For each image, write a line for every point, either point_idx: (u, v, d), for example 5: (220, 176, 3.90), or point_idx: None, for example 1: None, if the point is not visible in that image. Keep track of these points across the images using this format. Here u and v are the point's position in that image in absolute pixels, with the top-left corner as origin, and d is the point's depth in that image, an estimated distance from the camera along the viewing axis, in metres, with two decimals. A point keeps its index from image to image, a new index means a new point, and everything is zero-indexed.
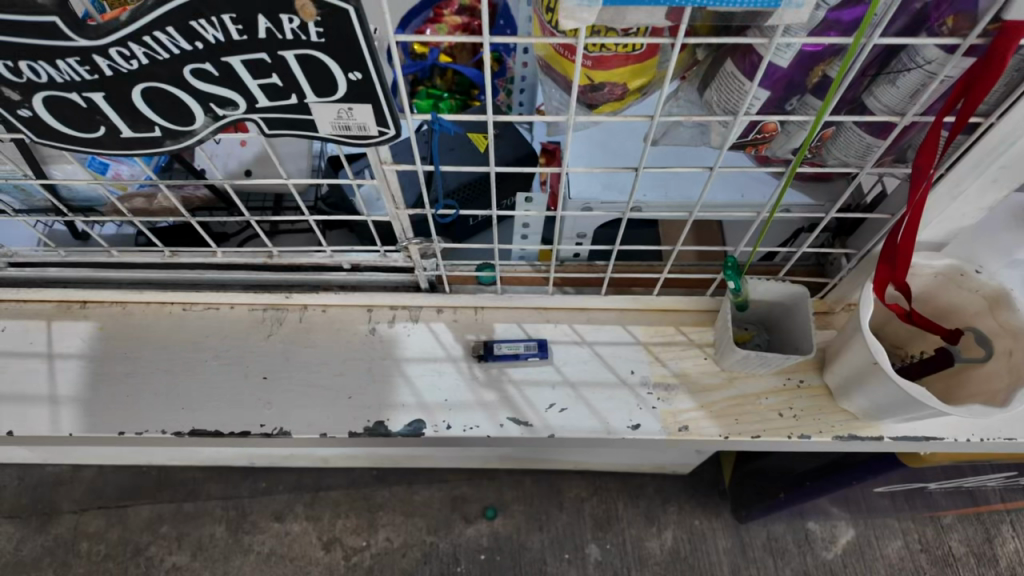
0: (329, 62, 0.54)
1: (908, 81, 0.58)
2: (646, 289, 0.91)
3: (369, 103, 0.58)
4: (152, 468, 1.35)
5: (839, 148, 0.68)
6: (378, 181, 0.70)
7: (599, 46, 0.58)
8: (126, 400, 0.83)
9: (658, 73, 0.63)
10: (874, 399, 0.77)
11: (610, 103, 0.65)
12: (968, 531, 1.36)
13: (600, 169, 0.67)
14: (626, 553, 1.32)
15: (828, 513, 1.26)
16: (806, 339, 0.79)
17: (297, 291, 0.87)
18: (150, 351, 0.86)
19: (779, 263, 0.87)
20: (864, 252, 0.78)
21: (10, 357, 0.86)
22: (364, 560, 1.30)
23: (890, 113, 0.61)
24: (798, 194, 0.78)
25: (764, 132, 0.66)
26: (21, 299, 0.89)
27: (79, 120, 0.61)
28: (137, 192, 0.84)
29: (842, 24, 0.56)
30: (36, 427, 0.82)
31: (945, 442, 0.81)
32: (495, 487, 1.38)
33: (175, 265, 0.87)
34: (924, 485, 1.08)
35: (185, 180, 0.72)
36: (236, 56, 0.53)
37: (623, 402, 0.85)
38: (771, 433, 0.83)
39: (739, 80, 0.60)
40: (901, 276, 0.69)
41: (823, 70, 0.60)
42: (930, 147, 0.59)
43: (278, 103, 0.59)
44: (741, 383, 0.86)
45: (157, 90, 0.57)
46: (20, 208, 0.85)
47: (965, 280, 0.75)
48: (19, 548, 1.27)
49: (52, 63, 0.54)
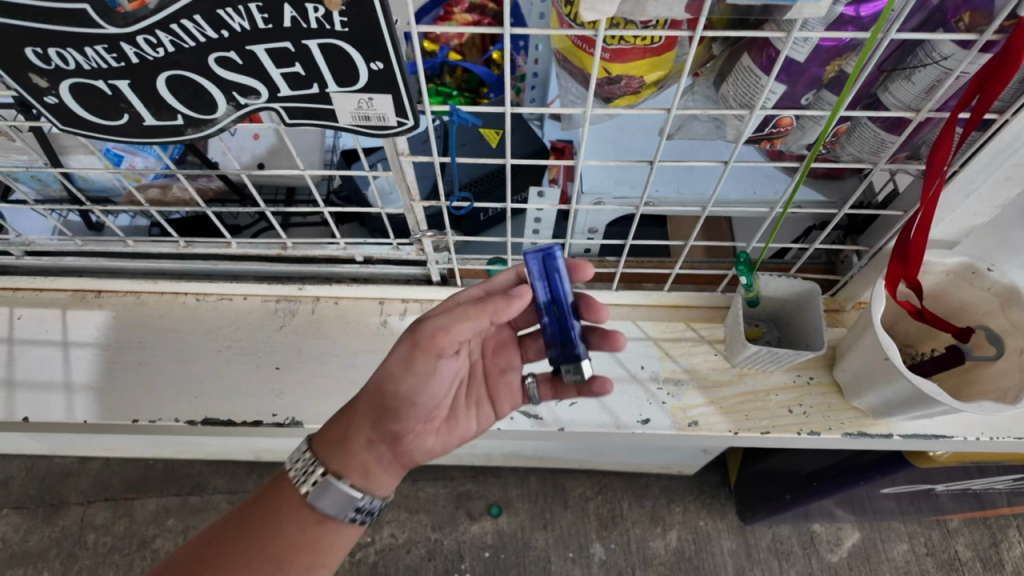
0: (352, 52, 0.54)
1: (923, 77, 0.58)
2: (657, 285, 0.91)
3: (390, 93, 0.59)
4: (158, 462, 1.35)
5: (853, 143, 0.68)
6: (394, 173, 0.71)
7: (617, 39, 0.58)
8: (140, 388, 0.84)
9: (675, 66, 0.63)
10: (886, 397, 0.77)
11: (625, 97, 0.65)
12: (974, 535, 1.36)
13: (613, 162, 0.68)
14: (631, 553, 1.32)
15: (833, 515, 1.27)
16: (816, 336, 0.79)
17: (310, 283, 0.88)
18: (163, 341, 0.87)
19: (790, 260, 0.88)
20: (875, 249, 0.78)
21: (25, 344, 0.87)
22: (368, 556, 1.31)
23: (905, 108, 0.61)
24: (810, 191, 0.78)
25: (780, 126, 0.66)
26: (36, 287, 0.89)
27: (103, 108, 0.62)
28: (151, 182, 0.83)
29: (859, 18, 0.56)
30: (51, 415, 0.83)
31: (955, 441, 0.81)
32: (499, 485, 1.38)
33: (189, 256, 0.87)
34: (931, 486, 1.08)
35: (202, 170, 0.73)
36: (260, 45, 0.54)
37: (633, 396, 0.86)
38: (781, 430, 0.83)
39: (755, 75, 0.60)
40: (914, 273, 0.69)
41: (839, 65, 0.60)
42: (946, 142, 0.59)
43: (299, 93, 0.60)
44: (751, 379, 0.86)
45: (181, 78, 0.58)
46: (36, 197, 0.84)
47: (977, 278, 0.75)
48: (25, 539, 1.27)
49: (80, 50, 0.55)
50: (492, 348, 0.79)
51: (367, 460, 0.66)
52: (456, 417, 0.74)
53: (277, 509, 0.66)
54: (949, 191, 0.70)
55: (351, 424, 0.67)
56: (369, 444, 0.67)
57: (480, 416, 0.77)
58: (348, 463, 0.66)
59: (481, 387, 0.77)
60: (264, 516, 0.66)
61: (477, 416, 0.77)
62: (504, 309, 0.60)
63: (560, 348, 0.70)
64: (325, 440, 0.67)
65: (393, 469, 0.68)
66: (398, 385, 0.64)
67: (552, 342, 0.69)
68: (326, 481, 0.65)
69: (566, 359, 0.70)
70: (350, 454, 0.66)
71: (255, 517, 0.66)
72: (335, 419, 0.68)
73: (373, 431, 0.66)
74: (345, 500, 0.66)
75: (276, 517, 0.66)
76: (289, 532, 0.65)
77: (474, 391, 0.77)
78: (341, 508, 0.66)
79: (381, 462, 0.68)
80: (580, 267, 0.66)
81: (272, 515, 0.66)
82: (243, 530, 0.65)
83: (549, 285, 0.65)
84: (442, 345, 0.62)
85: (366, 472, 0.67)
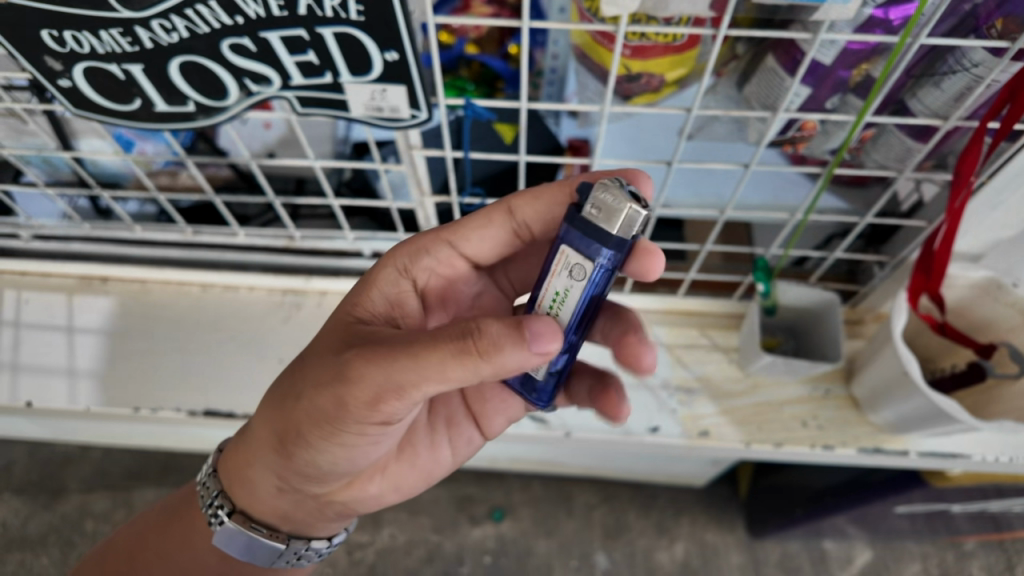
0: (366, 41, 0.53)
1: (952, 84, 0.56)
2: (671, 289, 0.90)
3: (404, 84, 0.58)
4: (160, 453, 1.34)
5: (878, 150, 0.66)
6: (407, 167, 0.72)
7: (638, 35, 0.57)
8: (146, 377, 0.85)
9: (698, 65, 0.62)
10: (904, 413, 0.75)
11: (645, 94, 0.64)
12: (990, 558, 1.32)
13: (631, 161, 0.68)
14: (635, 563, 1.30)
15: (845, 533, 1.23)
16: (836, 347, 0.78)
17: (318, 276, 0.89)
18: (170, 329, 0.87)
19: (810, 268, 0.85)
20: (898, 258, 0.77)
21: (34, 329, 0.87)
22: (367, 556, 1.29)
23: (932, 116, 0.59)
24: (834, 199, 0.74)
25: (803, 130, 0.65)
26: (43, 271, 0.90)
27: (114, 92, 0.61)
28: (160, 169, 0.77)
29: (888, 22, 0.53)
30: (54, 400, 0.84)
31: (973, 461, 0.77)
32: (503, 489, 1.36)
33: (195, 244, 0.87)
34: (948, 507, 1.05)
35: (211, 159, 0.74)
36: (273, 31, 0.53)
37: (642, 403, 0.85)
38: (793, 443, 0.82)
39: (779, 76, 0.59)
40: (937, 287, 0.67)
41: (866, 69, 0.57)
42: (974, 153, 0.57)
43: (312, 81, 0.58)
44: (766, 390, 0.85)
45: (194, 64, 0.57)
46: (48, 180, 0.81)
47: (1001, 293, 0.73)
48: (25, 524, 1.27)
49: (94, 34, 0.54)
50: None
51: (280, 507, 0.66)
52: (413, 446, 0.69)
53: (187, 536, 0.71)
54: (977, 202, 0.67)
55: (260, 473, 0.64)
56: (281, 493, 0.65)
57: (453, 437, 0.71)
58: (260, 508, 0.66)
59: (452, 398, 0.71)
60: (177, 539, 0.71)
61: (448, 436, 0.71)
62: (502, 365, 0.45)
63: (559, 247, 0.48)
64: (231, 476, 0.66)
65: (318, 516, 0.68)
66: (319, 453, 0.58)
67: (558, 268, 0.49)
68: (226, 529, 0.67)
69: (578, 240, 0.46)
70: (261, 500, 0.66)
71: (170, 527, 0.72)
72: (245, 450, 0.64)
73: (283, 483, 0.63)
74: (258, 548, 0.68)
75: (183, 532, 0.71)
76: (207, 561, 0.70)
77: (443, 404, 0.71)
78: (256, 555, 0.68)
79: (302, 510, 0.67)
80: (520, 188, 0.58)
81: (183, 536, 0.71)
82: (160, 547, 0.71)
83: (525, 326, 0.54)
84: (382, 413, 0.51)
85: (285, 518, 0.67)
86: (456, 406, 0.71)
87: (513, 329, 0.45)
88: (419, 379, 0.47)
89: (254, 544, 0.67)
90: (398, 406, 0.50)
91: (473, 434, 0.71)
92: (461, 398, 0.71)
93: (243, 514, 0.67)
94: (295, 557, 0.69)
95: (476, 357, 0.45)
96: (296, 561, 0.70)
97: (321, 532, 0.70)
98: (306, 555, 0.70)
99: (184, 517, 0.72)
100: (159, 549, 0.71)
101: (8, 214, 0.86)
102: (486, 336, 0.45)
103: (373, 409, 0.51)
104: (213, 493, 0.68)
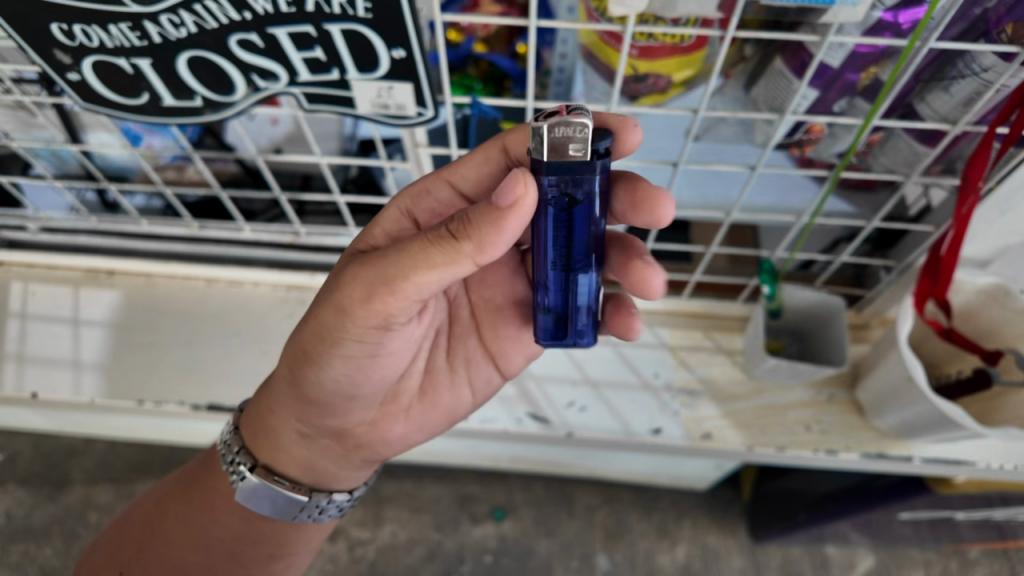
0: (374, 38, 0.53)
1: (962, 88, 0.55)
2: (675, 291, 0.90)
3: (410, 81, 0.58)
4: (164, 446, 1.35)
5: (886, 154, 0.66)
6: (412, 164, 0.73)
7: (646, 35, 0.57)
8: (150, 371, 0.85)
9: (705, 66, 0.61)
10: (905, 419, 0.74)
11: (651, 95, 0.64)
12: (994, 566, 1.31)
13: (639, 163, 0.69)
14: (635, 565, 1.29)
15: (847, 539, 1.23)
16: (840, 350, 0.78)
17: (321, 272, 0.89)
18: (175, 324, 0.88)
19: (815, 271, 0.86)
20: (905, 263, 0.76)
21: (38, 321, 0.88)
22: (368, 552, 1.29)
23: (941, 120, 0.59)
24: (840, 202, 0.74)
25: (811, 133, 0.64)
26: (50, 264, 0.90)
27: (123, 87, 0.62)
28: (168, 164, 0.77)
29: (898, 25, 0.52)
30: (58, 390, 0.85)
31: (977, 468, 0.76)
32: (505, 488, 1.36)
33: (200, 239, 0.88)
34: (951, 514, 1.04)
35: (218, 155, 0.73)
36: (281, 27, 0.53)
37: (644, 406, 0.85)
38: (795, 448, 0.82)
39: (787, 79, 0.58)
40: (943, 292, 0.67)
41: (874, 72, 0.57)
42: (982, 158, 0.57)
43: (319, 77, 0.58)
44: (769, 394, 0.85)
45: (202, 59, 0.57)
46: (55, 172, 0.81)
47: (1009, 300, 0.72)
48: (30, 514, 1.28)
49: (104, 28, 0.55)
50: (476, 278, 0.68)
51: (303, 456, 0.67)
52: (433, 386, 0.69)
53: (204, 501, 0.71)
54: (985, 207, 0.67)
55: (279, 419, 0.65)
56: (303, 438, 0.66)
57: (471, 374, 0.70)
58: (282, 462, 0.67)
59: (467, 338, 0.70)
60: (196, 504, 0.71)
61: (466, 374, 0.70)
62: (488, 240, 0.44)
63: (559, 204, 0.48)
64: (253, 433, 0.67)
65: (343, 463, 0.69)
66: (326, 374, 0.59)
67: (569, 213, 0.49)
68: (249, 486, 0.66)
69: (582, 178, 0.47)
70: (282, 449, 0.67)
71: (187, 494, 0.72)
72: (260, 405, 0.66)
73: (302, 425, 0.65)
74: (282, 503, 0.67)
75: (198, 501, 0.71)
76: (227, 522, 0.70)
77: (458, 343, 0.70)
78: (281, 510, 0.68)
79: (326, 455, 0.68)
80: (657, 198, 0.52)
81: (199, 504, 0.71)
82: (179, 514, 0.71)
83: (559, 294, 0.55)
84: (380, 315, 0.52)
85: (309, 468, 0.68)
86: (473, 347, 0.70)
87: (491, 209, 0.43)
88: (412, 275, 0.48)
89: (278, 498, 0.67)
90: (393, 303, 0.51)
91: (491, 372, 0.71)
92: (477, 339, 0.70)
93: (266, 469, 0.67)
94: (317, 511, 0.69)
95: (465, 242, 0.45)
96: (318, 515, 0.70)
97: (341, 484, 0.70)
98: (327, 509, 0.69)
99: (203, 481, 0.71)
100: (179, 516, 0.71)
101: (16, 206, 0.87)
102: (470, 223, 0.44)
103: (371, 310, 0.52)
104: (233, 450, 0.67)
